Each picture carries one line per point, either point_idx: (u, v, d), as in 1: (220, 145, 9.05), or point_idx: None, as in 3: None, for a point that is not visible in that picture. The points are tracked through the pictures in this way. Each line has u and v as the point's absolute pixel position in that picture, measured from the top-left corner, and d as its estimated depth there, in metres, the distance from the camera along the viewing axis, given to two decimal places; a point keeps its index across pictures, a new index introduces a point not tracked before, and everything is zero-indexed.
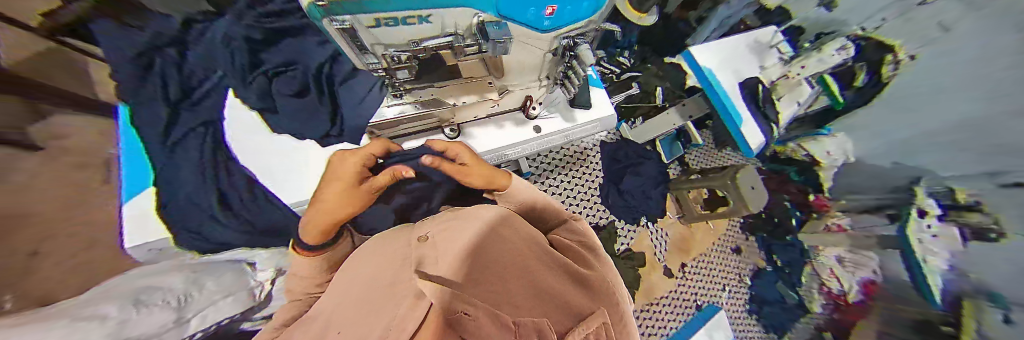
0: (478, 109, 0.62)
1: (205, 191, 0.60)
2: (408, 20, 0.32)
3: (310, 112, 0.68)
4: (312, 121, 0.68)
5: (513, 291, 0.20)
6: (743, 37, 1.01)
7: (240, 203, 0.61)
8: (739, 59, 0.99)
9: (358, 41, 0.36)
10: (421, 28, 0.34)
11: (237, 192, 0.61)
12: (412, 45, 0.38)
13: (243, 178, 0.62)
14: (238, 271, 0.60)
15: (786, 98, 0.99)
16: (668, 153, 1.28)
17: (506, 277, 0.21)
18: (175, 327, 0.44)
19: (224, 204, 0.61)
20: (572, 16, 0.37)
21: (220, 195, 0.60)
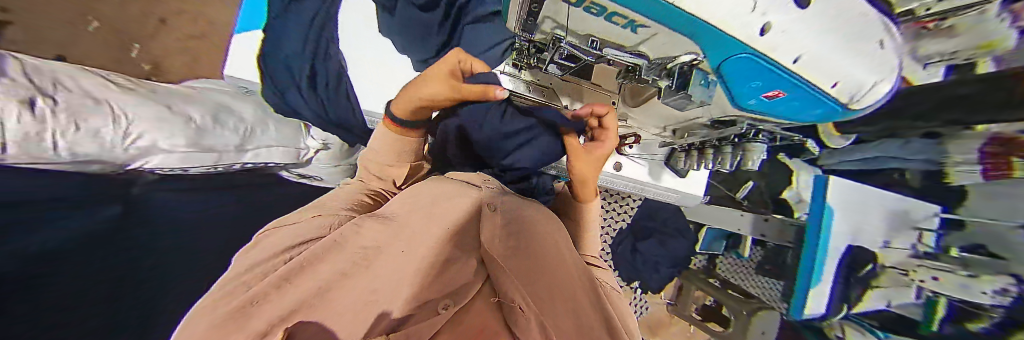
0: None
1: (298, 52, 0.63)
2: (622, 21, 0.24)
3: (422, 28, 0.57)
4: (419, 41, 0.59)
5: (573, 313, 0.27)
6: (893, 199, 0.68)
7: (322, 82, 0.63)
8: (873, 220, 0.67)
9: (535, 9, 0.28)
10: (619, 32, 0.27)
11: (326, 72, 0.63)
12: (591, 45, 0.30)
13: (334, 63, 0.64)
14: (295, 127, 0.64)
15: (880, 292, 0.71)
16: (706, 244, 1.15)
17: (554, 290, 0.29)
18: (235, 151, 0.51)
19: (312, 76, 0.63)
20: (786, 111, 0.28)
21: (310, 66, 0.63)
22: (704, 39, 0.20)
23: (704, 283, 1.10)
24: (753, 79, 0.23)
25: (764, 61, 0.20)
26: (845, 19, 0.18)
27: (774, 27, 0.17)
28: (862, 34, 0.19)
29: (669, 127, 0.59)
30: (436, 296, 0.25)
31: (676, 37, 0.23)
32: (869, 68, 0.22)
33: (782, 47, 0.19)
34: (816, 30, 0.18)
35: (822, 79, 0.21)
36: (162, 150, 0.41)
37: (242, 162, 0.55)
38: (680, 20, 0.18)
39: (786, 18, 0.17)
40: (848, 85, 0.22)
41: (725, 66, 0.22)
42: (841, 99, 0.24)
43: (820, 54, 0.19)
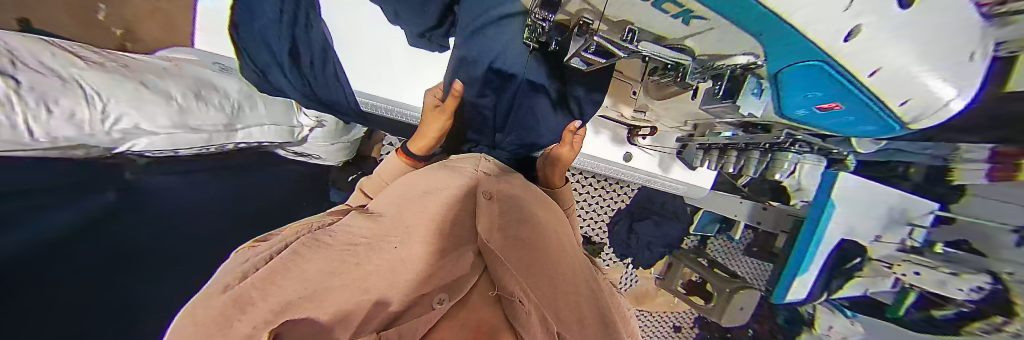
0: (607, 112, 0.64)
1: (273, 22, 0.53)
2: (679, 12, 0.23)
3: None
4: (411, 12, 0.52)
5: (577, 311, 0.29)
6: (897, 199, 0.66)
7: (311, 66, 0.58)
8: (872, 218, 0.66)
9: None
10: (670, 24, 0.27)
11: (311, 52, 0.58)
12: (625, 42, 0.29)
13: (320, 39, 0.58)
14: (285, 106, 0.64)
15: (860, 283, 0.75)
16: (700, 226, 1.18)
17: (555, 286, 0.31)
18: (225, 131, 0.50)
19: (295, 58, 0.56)
20: (832, 124, 0.33)
21: (292, 46, 0.55)
22: (779, 39, 0.21)
23: (693, 262, 1.16)
24: (816, 86, 0.26)
25: (835, 66, 0.21)
26: (957, 40, 0.18)
27: (859, 33, 0.18)
28: (968, 55, 0.20)
29: (689, 122, 0.58)
30: (433, 290, 0.25)
31: (732, 33, 0.24)
32: (958, 88, 0.22)
33: (856, 57, 0.20)
34: (913, 49, 0.19)
35: (889, 94, 0.23)
36: (146, 132, 0.39)
37: (235, 142, 0.55)
38: (762, 19, 0.18)
39: (880, 30, 0.17)
40: (919, 102, 0.24)
41: (794, 67, 0.25)
42: (901, 117, 0.26)
43: (909, 70, 0.20)
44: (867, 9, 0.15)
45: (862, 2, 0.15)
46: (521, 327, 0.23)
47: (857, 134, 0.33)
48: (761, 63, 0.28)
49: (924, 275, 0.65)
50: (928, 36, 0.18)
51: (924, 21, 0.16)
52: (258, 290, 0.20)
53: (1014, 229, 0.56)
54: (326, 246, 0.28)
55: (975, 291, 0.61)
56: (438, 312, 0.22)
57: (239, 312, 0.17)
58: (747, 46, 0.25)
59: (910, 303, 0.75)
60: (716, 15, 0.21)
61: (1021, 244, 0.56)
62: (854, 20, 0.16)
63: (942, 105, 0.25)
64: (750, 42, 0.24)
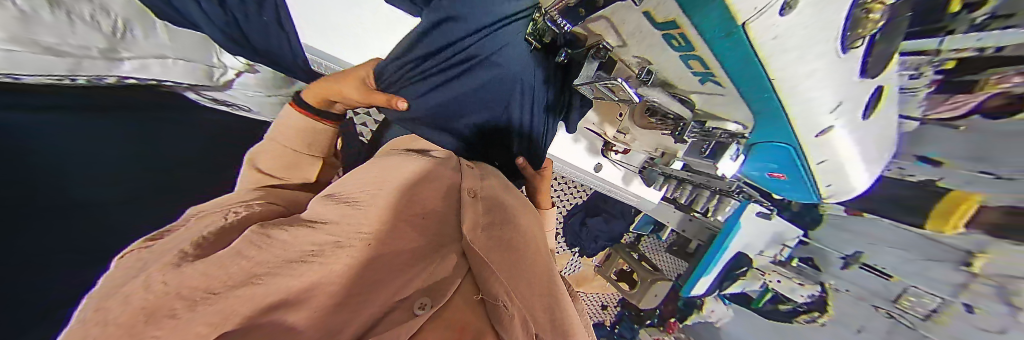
0: (591, 124, 0.68)
1: None
2: (699, 73, 0.26)
3: None
4: None
5: (552, 310, 0.31)
6: (779, 226, 0.83)
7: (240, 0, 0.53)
8: (760, 238, 0.84)
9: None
10: (685, 76, 0.29)
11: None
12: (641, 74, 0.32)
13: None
14: (200, 40, 0.56)
15: (742, 283, 0.95)
16: (638, 226, 1.35)
17: (531, 287, 0.32)
18: (103, 58, 0.44)
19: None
20: (776, 181, 0.42)
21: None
22: (773, 123, 0.27)
23: (627, 255, 1.33)
24: (778, 161, 0.35)
25: (801, 151, 0.29)
26: (865, 147, 0.28)
27: (830, 135, 0.25)
28: (869, 155, 0.30)
29: (658, 149, 0.64)
30: (414, 294, 0.24)
31: (735, 103, 0.28)
32: (857, 181, 0.33)
33: (816, 148, 0.28)
34: (849, 148, 0.27)
35: (825, 176, 0.33)
36: None
37: (123, 75, 0.47)
38: (769, 105, 0.24)
39: (840, 132, 0.25)
40: (839, 186, 0.34)
41: (769, 145, 0.32)
42: (823, 189, 0.36)
43: (841, 164, 0.30)
44: (843, 113, 0.22)
45: (841, 110, 0.22)
46: (502, 330, 0.23)
47: (785, 196, 0.45)
48: (747, 133, 0.33)
49: (784, 284, 0.87)
50: (858, 139, 0.27)
51: (863, 126, 0.25)
52: (204, 285, 0.16)
53: (842, 255, 0.78)
54: (283, 244, 0.24)
55: (809, 296, 0.85)
56: (419, 319, 0.21)
57: (179, 311, 0.13)
58: (740, 115, 0.30)
59: (767, 297, 0.98)
60: (734, 87, 0.24)
61: (843, 268, 0.78)
62: (832, 121, 0.23)
63: (852, 189, 0.35)
64: (745, 116, 0.29)
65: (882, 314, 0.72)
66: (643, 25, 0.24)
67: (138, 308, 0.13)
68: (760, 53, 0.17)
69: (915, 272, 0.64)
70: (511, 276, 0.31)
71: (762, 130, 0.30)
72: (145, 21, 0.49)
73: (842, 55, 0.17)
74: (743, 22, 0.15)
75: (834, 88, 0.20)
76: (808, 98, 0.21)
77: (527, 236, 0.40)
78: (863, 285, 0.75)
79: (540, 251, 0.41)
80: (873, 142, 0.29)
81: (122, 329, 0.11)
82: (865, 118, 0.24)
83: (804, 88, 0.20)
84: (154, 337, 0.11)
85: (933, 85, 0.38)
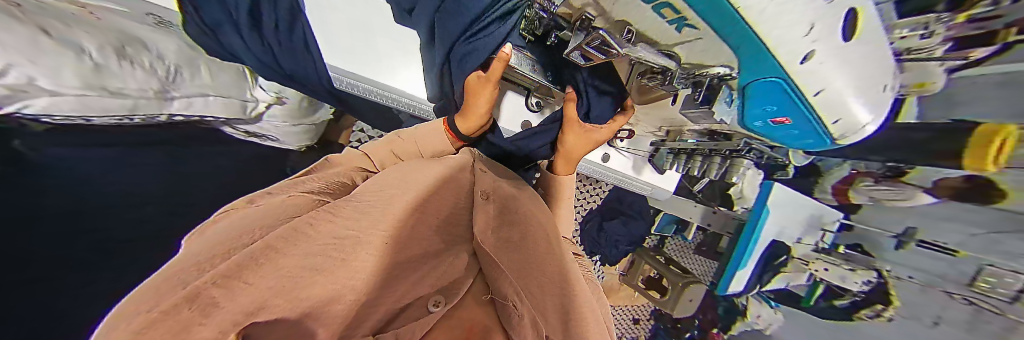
0: None
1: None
2: (669, 16, 0.27)
3: None
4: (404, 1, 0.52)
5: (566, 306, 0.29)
6: (813, 210, 0.77)
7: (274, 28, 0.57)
8: (795, 220, 0.77)
9: None
10: (662, 28, 0.30)
11: (276, 14, 0.56)
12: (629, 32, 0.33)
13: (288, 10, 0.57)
14: (237, 73, 0.64)
15: (785, 277, 0.86)
16: (660, 227, 1.27)
17: (541, 286, 0.31)
18: (156, 98, 0.47)
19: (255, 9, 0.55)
20: (788, 136, 0.40)
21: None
22: (757, 61, 0.26)
23: (652, 259, 1.25)
24: (768, 92, 0.31)
25: (791, 84, 0.27)
26: (865, 71, 0.26)
27: (813, 57, 0.23)
28: (874, 86, 0.28)
29: (662, 128, 0.66)
30: (428, 292, 0.28)
31: (715, 45, 0.28)
32: (867, 111, 0.30)
33: (804, 79, 0.26)
34: (838, 72, 0.25)
35: (827, 110, 0.30)
36: (47, 91, 0.34)
37: (169, 113, 0.51)
38: (743, 38, 0.24)
39: (822, 57, 0.23)
40: (846, 121, 0.31)
41: (759, 84, 0.30)
42: (833, 129, 0.33)
43: (838, 88, 0.27)
44: (820, 36, 0.21)
45: (816, 30, 0.21)
46: (513, 330, 0.25)
47: (801, 146, 0.41)
48: (735, 74, 0.33)
49: (831, 271, 0.78)
50: (846, 65, 0.25)
51: (849, 53, 0.24)
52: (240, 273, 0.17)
53: (892, 234, 0.72)
54: (308, 237, 0.23)
55: (867, 283, 0.74)
56: (434, 315, 0.25)
57: (218, 299, 0.14)
58: (723, 58, 0.30)
59: (820, 293, 0.88)
60: (707, 27, 0.25)
61: (897, 248, 0.72)
62: (812, 46, 0.22)
63: (861, 122, 0.32)
64: (729, 58, 0.29)
65: (959, 301, 0.62)
66: None
67: (180, 294, 0.13)
68: None
69: (984, 248, 0.57)
70: (513, 269, 0.30)
71: (745, 68, 0.29)
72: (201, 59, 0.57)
73: None
74: None
75: (807, 10, 0.19)
76: (778, 21, 0.20)
77: (532, 226, 0.39)
78: (928, 268, 0.66)
79: (552, 240, 0.39)
80: (871, 70, 0.27)
81: (172, 307, 0.12)
82: (846, 39, 0.23)
83: (771, 6, 0.19)
84: (200, 323, 0.12)
85: (946, 44, 0.37)
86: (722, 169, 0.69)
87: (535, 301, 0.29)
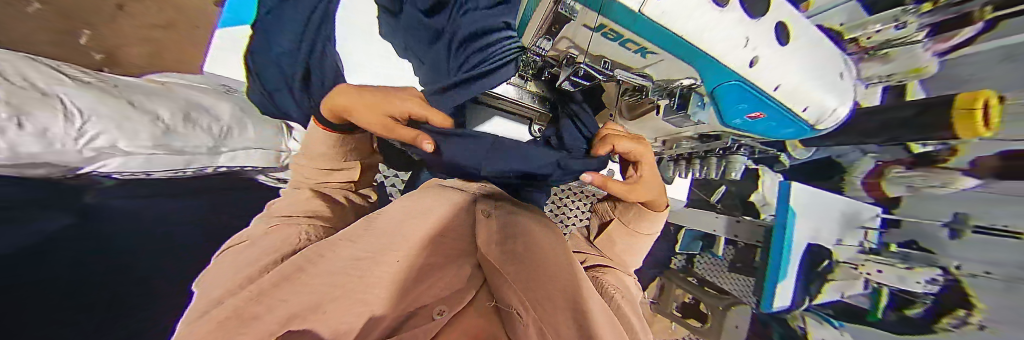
0: None
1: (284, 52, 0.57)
2: (629, 46, 0.31)
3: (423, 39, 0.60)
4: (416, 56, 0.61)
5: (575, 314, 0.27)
6: (836, 211, 0.74)
7: None
8: (820, 223, 0.73)
9: (552, 28, 0.34)
10: (629, 57, 0.35)
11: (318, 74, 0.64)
12: (602, 63, 0.37)
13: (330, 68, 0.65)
14: (275, 130, 0.67)
15: (839, 283, 0.78)
16: (684, 245, 1.20)
17: (551, 290, 0.30)
18: (208, 153, 0.52)
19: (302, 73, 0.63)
20: (770, 131, 0.40)
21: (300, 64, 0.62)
22: (711, 72, 0.29)
23: (684, 281, 1.15)
24: (742, 101, 0.33)
25: (751, 87, 0.29)
26: (809, 66, 0.31)
27: (757, 62, 0.27)
28: (826, 75, 0.32)
29: (659, 139, 0.67)
30: (432, 301, 0.27)
31: (678, 65, 0.32)
32: (830, 97, 0.33)
33: (769, 78, 0.29)
34: (784, 70, 0.29)
35: (793, 103, 0.32)
36: (122, 151, 0.39)
37: (216, 166, 0.56)
38: (693, 56, 0.27)
39: (765, 63, 0.27)
40: (814, 108, 0.33)
41: (720, 91, 0.32)
42: (805, 117, 0.35)
43: (791, 83, 0.30)
44: (759, 44, 0.26)
45: (751, 41, 0.25)
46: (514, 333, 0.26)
47: (783, 136, 0.41)
48: (700, 85, 0.36)
49: (888, 273, 0.72)
50: (787, 63, 0.29)
51: (785, 51, 0.29)
52: None
53: (944, 223, 0.73)
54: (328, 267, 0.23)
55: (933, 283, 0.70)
56: (437, 323, 0.24)
57: None
58: (686, 74, 0.34)
59: (885, 302, 0.80)
60: (665, 52, 0.28)
61: (954, 238, 0.72)
62: (754, 52, 0.26)
63: (829, 107, 0.34)
64: (691, 73, 0.33)
65: None
66: (583, 32, 0.32)
67: None
68: (651, 18, 0.21)
69: None
70: (517, 279, 0.29)
71: (704, 78, 0.31)
72: (250, 114, 0.63)
73: (720, 8, 0.22)
74: (637, 10, 0.20)
75: (736, 28, 0.24)
76: (715, 38, 0.24)
77: (536, 238, 0.39)
78: (1001, 259, 0.66)
79: (560, 252, 0.39)
80: (812, 66, 0.31)
81: None
82: (783, 44, 0.28)
83: (705, 31, 0.23)
84: None
85: (928, 29, 0.48)
86: (721, 168, 0.69)
87: (544, 314, 0.26)
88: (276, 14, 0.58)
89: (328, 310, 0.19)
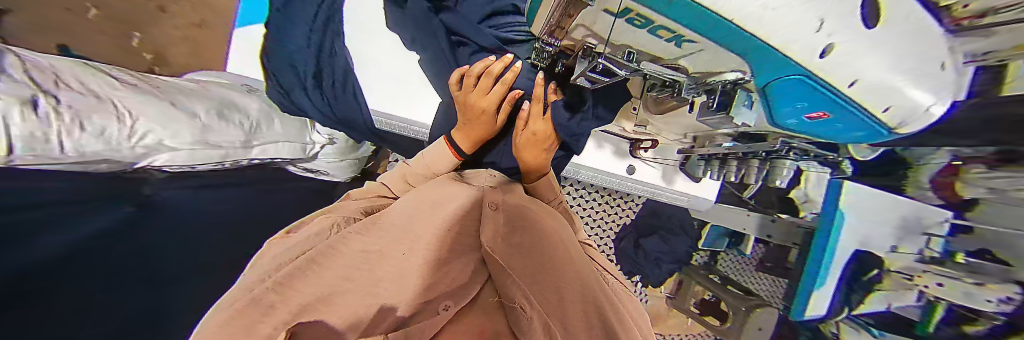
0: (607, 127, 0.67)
1: (307, 56, 0.67)
2: (660, 32, 0.27)
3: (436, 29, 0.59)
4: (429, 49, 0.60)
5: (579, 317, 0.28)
6: (898, 214, 0.64)
7: (331, 84, 0.69)
8: (876, 226, 0.64)
9: (570, 13, 0.31)
10: (661, 47, 0.30)
11: (333, 73, 0.69)
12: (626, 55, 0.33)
13: (344, 68, 0.70)
14: (301, 123, 0.72)
15: (886, 295, 0.70)
16: (707, 242, 1.14)
17: (558, 289, 0.31)
18: (243, 147, 0.56)
19: (319, 73, 0.68)
20: (832, 131, 0.35)
21: (317, 65, 0.68)
22: (764, 63, 0.24)
23: (704, 279, 1.11)
24: (804, 101, 0.28)
25: (818, 82, 0.24)
26: (910, 54, 0.23)
27: (835, 50, 0.20)
28: (925, 68, 0.25)
29: (689, 134, 0.62)
30: (439, 295, 0.27)
31: (721, 55, 0.27)
32: (927, 93, 0.26)
33: (837, 72, 0.23)
34: (877, 62, 0.22)
35: (874, 100, 0.26)
36: (171, 148, 0.43)
37: (250, 157, 0.60)
38: (743, 44, 0.22)
39: (850, 52, 0.21)
40: (901, 109, 0.27)
41: (777, 85, 0.27)
42: (884, 117, 0.29)
43: (879, 77, 0.23)
44: (839, 29, 0.19)
45: (834, 25, 0.18)
46: (521, 330, 0.25)
47: (849, 140, 0.36)
48: (749, 79, 0.31)
49: (948, 288, 0.61)
50: (886, 52, 0.21)
51: (878, 40, 0.21)
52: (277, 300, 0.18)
53: None
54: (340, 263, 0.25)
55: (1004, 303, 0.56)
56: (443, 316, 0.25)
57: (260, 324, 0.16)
58: (734, 65, 0.29)
59: (942, 316, 0.68)
60: (706, 39, 0.24)
61: None
62: (834, 39, 0.20)
63: (922, 105, 0.27)
64: (739, 64, 0.27)
65: None
66: (606, 19, 0.28)
67: None
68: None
69: None
70: (523, 277, 0.30)
71: (755, 68, 0.27)
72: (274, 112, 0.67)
73: None
74: None
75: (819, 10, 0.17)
76: (781, 24, 0.18)
77: (550, 236, 0.38)
78: None
79: (574, 251, 0.38)
80: (920, 52, 0.23)
81: None
82: (869, 27, 0.20)
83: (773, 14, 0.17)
84: None
85: None
86: (763, 173, 0.59)
87: (551, 308, 0.29)
88: (295, 25, 0.67)
89: (336, 303, 0.23)
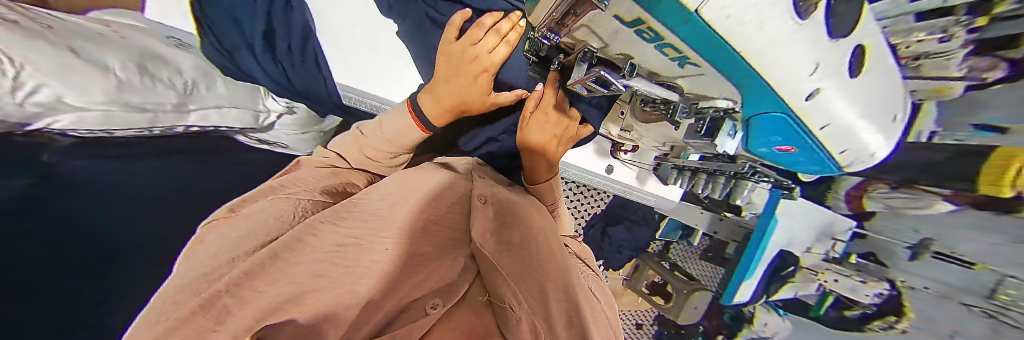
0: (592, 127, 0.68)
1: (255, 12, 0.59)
2: (665, 50, 0.26)
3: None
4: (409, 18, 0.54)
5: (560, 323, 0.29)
6: (823, 222, 0.76)
7: (286, 50, 0.63)
8: (805, 232, 0.75)
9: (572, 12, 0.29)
10: (663, 66, 0.30)
11: (288, 39, 0.62)
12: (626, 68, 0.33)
13: (301, 33, 0.64)
14: (251, 90, 0.64)
15: (795, 286, 0.84)
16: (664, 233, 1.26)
17: (540, 290, 0.32)
18: (174, 111, 0.50)
19: (269, 36, 0.61)
20: (794, 162, 0.38)
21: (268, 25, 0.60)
22: (756, 96, 0.25)
23: (657, 265, 1.24)
24: (778, 133, 0.30)
25: (795, 120, 0.26)
26: (874, 105, 0.25)
27: (819, 94, 0.22)
28: (880, 117, 0.28)
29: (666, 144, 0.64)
30: (426, 294, 0.28)
31: (717, 81, 0.28)
32: (879, 140, 0.29)
33: (814, 114, 0.25)
34: (845, 110, 0.24)
35: (837, 141, 0.29)
36: (73, 107, 0.36)
37: (186, 125, 0.53)
38: (741, 73, 0.22)
39: (829, 93, 0.22)
40: (854, 152, 0.31)
41: (759, 119, 0.28)
42: (840, 158, 0.32)
43: (848, 121, 0.26)
44: (826, 74, 0.20)
45: (822, 69, 0.19)
46: (508, 331, 0.26)
47: (804, 172, 0.40)
48: (738, 108, 0.32)
49: (841, 283, 0.76)
50: (853, 99, 0.24)
51: (851, 89, 0.23)
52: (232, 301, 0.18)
53: (907, 245, 0.66)
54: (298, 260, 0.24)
55: (878, 296, 0.71)
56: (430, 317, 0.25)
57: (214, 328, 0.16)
58: (726, 92, 0.30)
59: (830, 303, 0.84)
60: (709, 65, 0.24)
61: (912, 259, 0.65)
62: (820, 82, 0.21)
63: (870, 151, 0.31)
64: (731, 91, 0.29)
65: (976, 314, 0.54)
66: (614, 25, 0.26)
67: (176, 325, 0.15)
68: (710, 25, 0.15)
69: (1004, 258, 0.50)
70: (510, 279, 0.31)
71: (745, 100, 0.28)
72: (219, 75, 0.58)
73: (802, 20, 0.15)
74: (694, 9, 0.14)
75: (814, 52, 0.18)
76: (782, 63, 0.18)
77: (536, 237, 0.39)
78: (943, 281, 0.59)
79: (556, 253, 0.40)
80: (884, 101, 0.26)
81: None
82: (852, 76, 0.22)
83: (772, 51, 0.17)
84: None
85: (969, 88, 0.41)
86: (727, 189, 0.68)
87: (535, 310, 0.29)
88: None
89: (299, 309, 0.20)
